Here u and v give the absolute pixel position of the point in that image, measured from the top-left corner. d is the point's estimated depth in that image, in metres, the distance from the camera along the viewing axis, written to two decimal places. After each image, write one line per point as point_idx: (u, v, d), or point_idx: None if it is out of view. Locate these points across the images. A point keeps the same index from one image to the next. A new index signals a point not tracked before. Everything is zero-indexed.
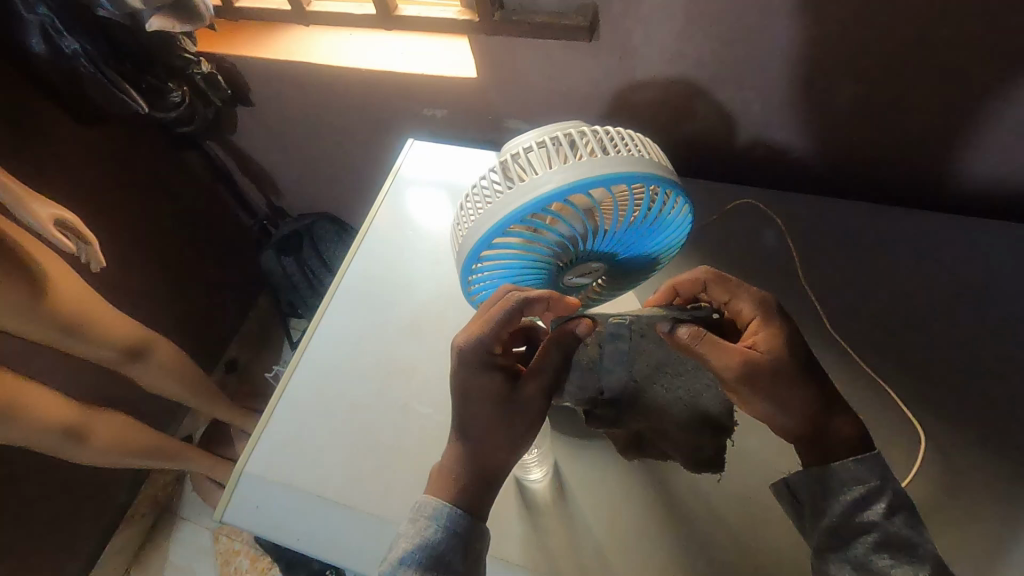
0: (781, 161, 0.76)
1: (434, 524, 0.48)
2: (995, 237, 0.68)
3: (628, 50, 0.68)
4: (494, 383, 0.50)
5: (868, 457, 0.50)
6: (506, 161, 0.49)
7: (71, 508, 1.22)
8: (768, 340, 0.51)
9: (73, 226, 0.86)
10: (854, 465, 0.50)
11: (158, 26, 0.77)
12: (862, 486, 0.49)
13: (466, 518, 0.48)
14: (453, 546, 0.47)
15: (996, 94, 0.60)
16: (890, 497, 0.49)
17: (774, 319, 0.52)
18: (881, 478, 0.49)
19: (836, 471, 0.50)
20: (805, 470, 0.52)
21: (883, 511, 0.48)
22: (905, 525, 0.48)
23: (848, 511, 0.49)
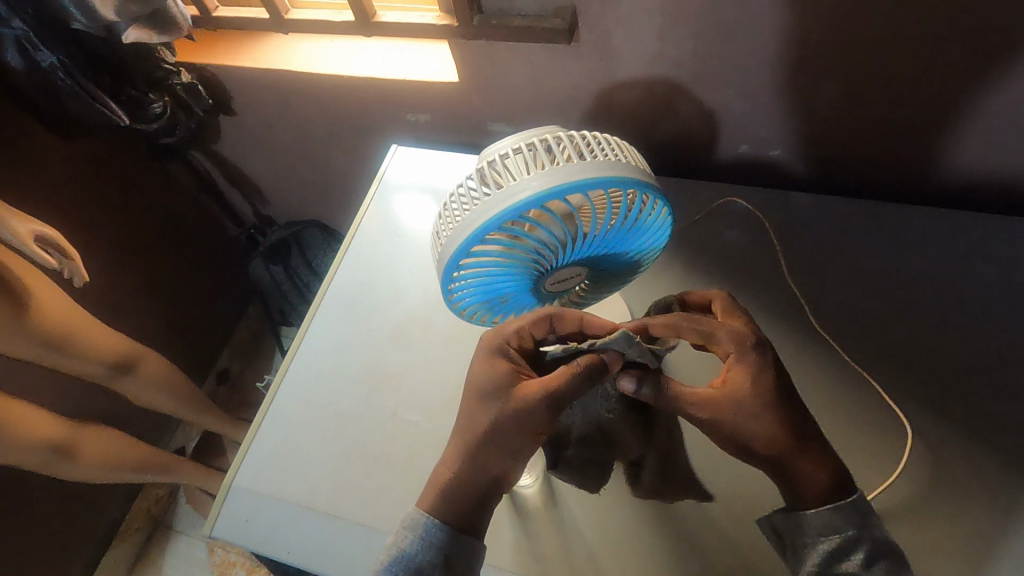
0: (759, 159, 0.78)
1: (410, 533, 0.50)
2: (966, 226, 0.71)
3: (609, 53, 0.69)
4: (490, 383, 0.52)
5: (844, 506, 0.51)
6: (483, 168, 0.47)
7: (63, 527, 1.20)
8: (735, 379, 0.52)
9: (55, 242, 0.85)
10: (829, 513, 0.50)
11: (135, 38, 0.77)
12: (839, 535, 0.50)
13: (443, 528, 0.50)
14: (431, 558, 0.49)
15: (964, 87, 0.62)
16: (869, 545, 0.50)
17: (747, 357, 0.52)
18: (858, 527, 0.50)
19: (809, 519, 0.51)
20: (782, 515, 0.53)
21: (862, 561, 0.49)
22: (887, 572, 0.49)
23: (827, 561, 0.50)
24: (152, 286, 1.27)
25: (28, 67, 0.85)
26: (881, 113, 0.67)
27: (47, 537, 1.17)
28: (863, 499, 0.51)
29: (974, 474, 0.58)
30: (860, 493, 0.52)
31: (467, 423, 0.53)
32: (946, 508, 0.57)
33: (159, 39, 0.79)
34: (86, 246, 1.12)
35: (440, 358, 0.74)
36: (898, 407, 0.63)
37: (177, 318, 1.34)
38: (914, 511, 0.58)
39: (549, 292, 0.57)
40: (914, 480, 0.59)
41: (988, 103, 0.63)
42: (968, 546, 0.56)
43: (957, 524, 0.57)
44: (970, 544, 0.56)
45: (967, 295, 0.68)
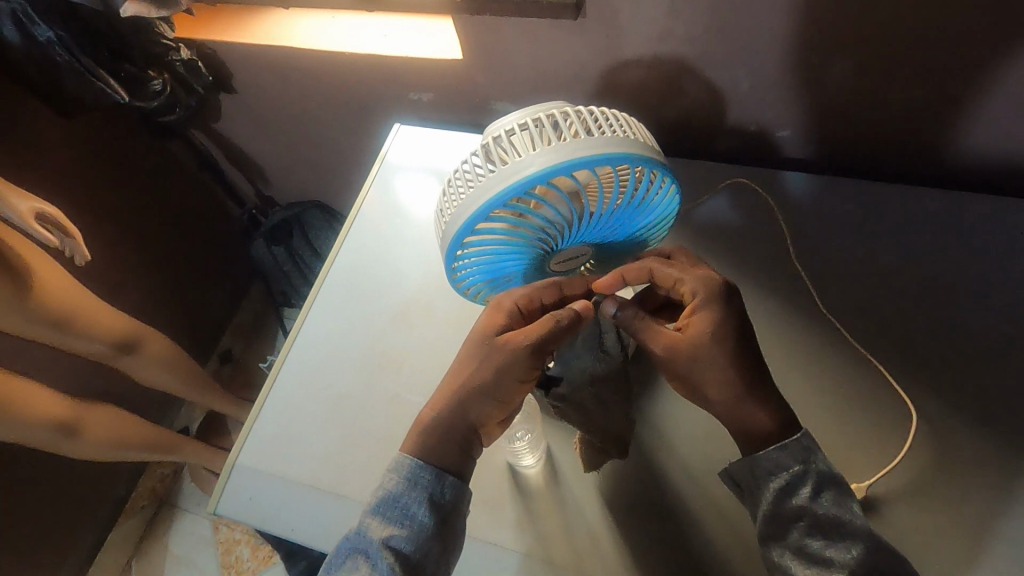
0: (767, 139, 0.77)
1: (397, 475, 0.51)
2: (977, 209, 0.70)
3: (615, 29, 0.68)
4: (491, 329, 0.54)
5: (789, 443, 0.51)
6: (488, 145, 0.47)
7: (70, 503, 1.21)
8: (699, 327, 0.52)
9: (56, 220, 0.84)
10: (776, 452, 0.51)
11: (133, 13, 0.74)
12: (786, 471, 0.50)
13: (429, 469, 0.51)
14: (416, 495, 0.50)
15: (981, 67, 0.60)
16: (816, 478, 0.50)
17: (713, 306, 0.52)
18: (804, 462, 0.50)
19: (761, 460, 0.52)
20: (738, 460, 0.53)
21: (809, 494, 0.50)
22: (833, 503, 0.49)
23: (778, 499, 0.50)
24: (153, 266, 1.26)
25: (25, 41, 0.85)
26: (893, 93, 0.65)
27: (53, 513, 1.18)
28: (806, 435, 0.51)
29: (979, 458, 0.58)
30: (805, 430, 0.52)
31: (469, 405, 0.53)
32: (949, 491, 0.57)
33: (156, 14, 0.76)
34: (86, 224, 1.11)
35: (443, 338, 0.74)
36: (903, 390, 0.62)
37: (180, 298, 1.34)
38: (916, 494, 0.58)
39: (557, 273, 0.57)
40: (918, 463, 0.59)
41: (1005, 83, 0.61)
42: (971, 530, 0.56)
43: (959, 507, 0.57)
44: (972, 529, 0.56)
45: (975, 279, 0.67)
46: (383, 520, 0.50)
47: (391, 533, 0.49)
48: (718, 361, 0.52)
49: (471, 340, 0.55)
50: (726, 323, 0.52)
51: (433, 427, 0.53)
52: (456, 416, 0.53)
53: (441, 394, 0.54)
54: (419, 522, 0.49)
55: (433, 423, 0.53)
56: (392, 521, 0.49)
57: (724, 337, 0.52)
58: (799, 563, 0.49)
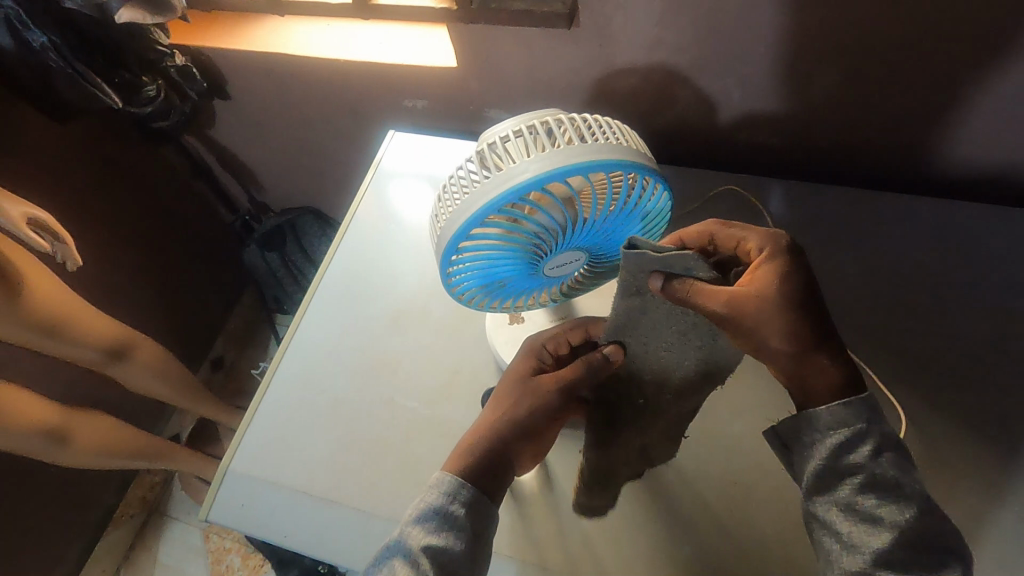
0: (759, 147, 0.78)
1: (437, 490, 0.51)
2: (963, 216, 0.71)
3: (609, 38, 0.68)
4: (517, 379, 0.57)
5: (854, 400, 0.48)
6: (483, 151, 0.47)
7: (59, 512, 1.20)
8: (764, 279, 0.47)
9: (47, 225, 0.84)
10: (839, 408, 0.48)
11: (128, 19, 0.74)
12: (847, 429, 0.48)
13: (468, 487, 0.51)
14: (458, 511, 0.50)
15: (967, 76, 0.61)
16: (876, 439, 0.48)
17: (778, 257, 0.47)
18: (867, 421, 0.48)
19: (819, 415, 0.49)
20: (792, 415, 0.50)
21: (868, 454, 0.47)
22: (893, 465, 0.47)
23: (834, 455, 0.48)
24: (145, 272, 1.26)
25: (18, 45, 0.84)
26: (883, 101, 0.66)
27: (42, 524, 1.16)
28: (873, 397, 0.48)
29: (968, 461, 0.59)
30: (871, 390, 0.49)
31: (499, 440, 0.54)
32: (942, 494, 0.58)
33: (152, 20, 0.75)
34: (77, 230, 1.11)
35: (437, 343, 0.74)
36: (893, 396, 0.63)
37: (172, 305, 1.33)
38: None
39: (549, 279, 0.57)
40: None
41: (990, 92, 0.62)
42: (961, 532, 0.56)
43: (950, 509, 0.57)
44: (963, 531, 0.56)
45: (964, 285, 0.68)
46: (422, 528, 0.49)
47: (430, 541, 0.49)
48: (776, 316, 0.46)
49: (504, 388, 0.57)
50: (792, 278, 0.47)
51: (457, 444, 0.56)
52: (490, 443, 0.54)
53: (484, 424, 0.55)
54: (457, 533, 0.50)
55: (470, 443, 0.54)
56: (433, 531, 0.49)
57: (790, 292, 0.46)
58: (846, 517, 0.48)
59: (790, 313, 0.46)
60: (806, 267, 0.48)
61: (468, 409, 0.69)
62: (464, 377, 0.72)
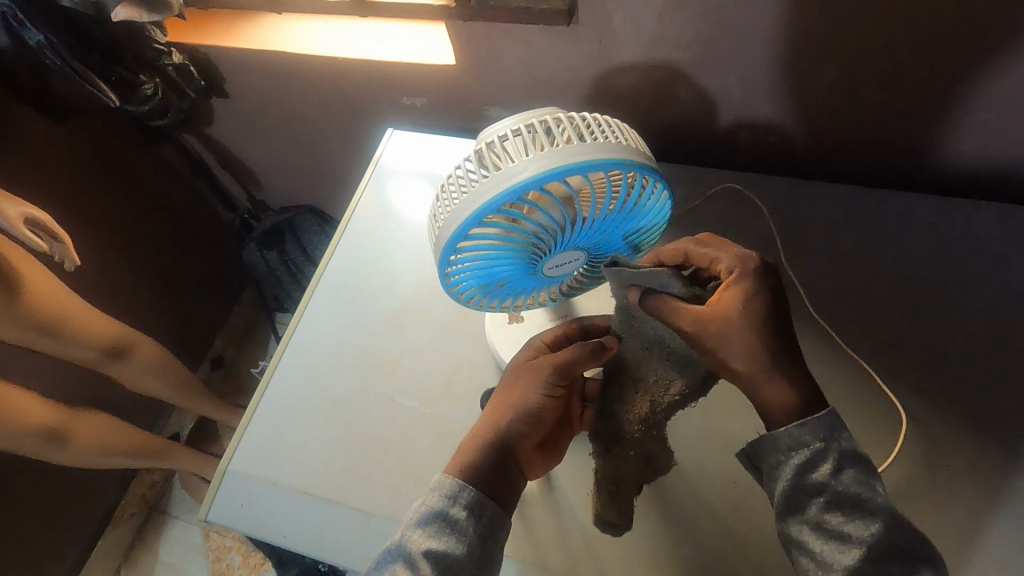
0: (759, 145, 0.78)
1: (438, 493, 0.51)
2: (964, 214, 0.71)
3: (609, 35, 0.68)
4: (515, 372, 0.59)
5: (811, 420, 0.50)
6: (481, 150, 0.47)
7: (60, 511, 1.20)
8: (728, 298, 0.51)
9: (45, 224, 0.84)
10: (797, 430, 0.50)
11: (124, 16, 0.73)
12: (806, 449, 0.49)
13: (467, 488, 0.51)
14: (460, 513, 0.50)
15: (969, 73, 0.61)
16: (836, 456, 0.49)
17: (744, 278, 0.52)
18: (825, 440, 0.49)
19: (779, 438, 0.50)
20: (755, 439, 0.52)
21: (829, 471, 0.48)
22: (854, 480, 0.48)
23: (797, 476, 0.49)
24: (144, 271, 1.26)
25: (14, 43, 0.84)
26: (884, 98, 0.66)
27: (42, 523, 1.16)
28: (830, 414, 0.49)
29: (968, 460, 0.59)
30: (829, 407, 0.50)
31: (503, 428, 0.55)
32: (943, 493, 0.58)
33: (149, 18, 0.75)
34: (75, 229, 1.10)
35: (437, 342, 0.74)
36: (894, 395, 0.63)
37: (171, 304, 1.33)
38: (908, 496, 0.58)
39: (549, 279, 0.56)
40: (910, 467, 0.60)
41: (991, 89, 0.62)
42: (962, 532, 0.56)
43: (949, 509, 0.57)
44: (964, 530, 0.56)
45: (964, 284, 0.68)
46: (424, 532, 0.49)
47: (432, 545, 0.48)
48: (738, 333, 0.51)
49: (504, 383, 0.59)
50: (757, 296, 0.52)
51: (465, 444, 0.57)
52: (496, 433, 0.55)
53: (485, 425, 0.56)
54: (459, 535, 0.49)
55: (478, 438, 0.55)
56: (435, 534, 0.49)
57: (752, 311, 0.51)
58: (817, 536, 0.48)
59: (754, 331, 0.51)
60: (774, 286, 0.53)
61: (467, 409, 0.69)
62: (464, 376, 0.71)
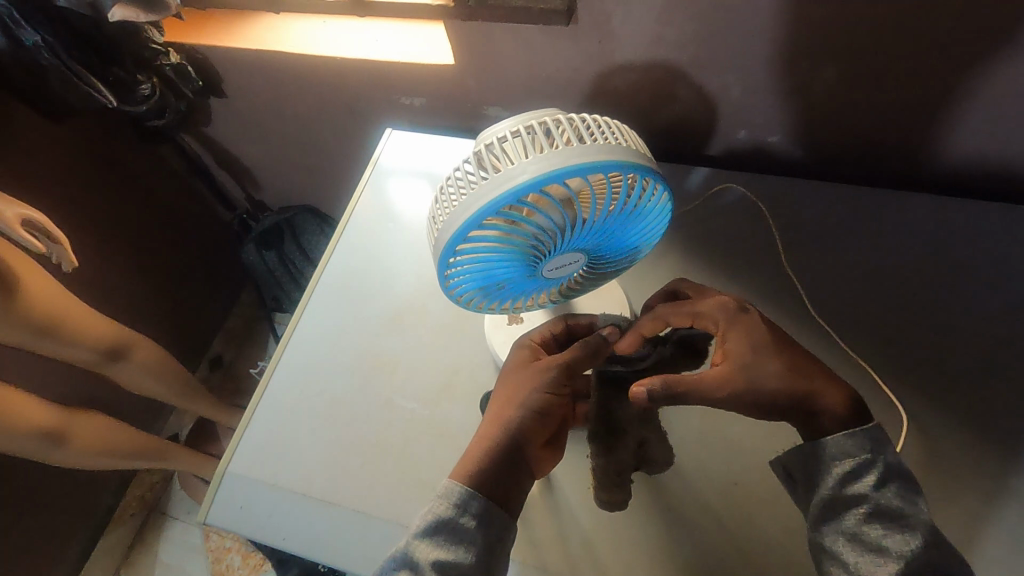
0: (760, 145, 0.77)
1: (447, 502, 0.51)
2: (964, 214, 0.71)
3: (608, 34, 0.68)
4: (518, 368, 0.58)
5: (858, 432, 0.51)
6: (480, 152, 0.46)
7: (59, 513, 1.20)
8: (736, 346, 0.53)
9: (43, 226, 0.83)
10: (844, 439, 0.51)
11: (121, 17, 0.73)
12: (852, 459, 0.50)
13: (477, 498, 0.50)
14: (468, 524, 0.50)
15: (970, 72, 0.61)
16: (882, 469, 0.49)
17: (736, 322, 0.54)
18: (872, 452, 0.50)
19: (826, 446, 0.51)
20: (799, 447, 0.53)
21: (873, 483, 0.49)
22: (896, 495, 0.49)
23: (840, 484, 0.50)
24: (142, 271, 1.25)
25: (10, 44, 0.83)
26: (884, 98, 0.66)
27: (41, 524, 1.16)
28: (877, 428, 0.50)
29: (970, 461, 0.59)
30: (875, 423, 0.51)
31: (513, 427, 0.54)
32: (943, 494, 0.58)
33: (146, 18, 0.74)
34: (72, 230, 1.10)
35: (437, 343, 0.74)
36: (895, 396, 0.63)
37: (169, 304, 1.33)
38: None
39: (548, 281, 0.56)
40: (911, 468, 0.59)
41: (992, 88, 0.62)
42: (964, 533, 0.56)
43: (949, 510, 0.57)
44: (965, 532, 0.56)
45: (966, 284, 0.67)
46: (431, 543, 0.49)
47: (439, 556, 0.48)
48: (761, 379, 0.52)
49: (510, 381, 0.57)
50: (757, 334, 0.54)
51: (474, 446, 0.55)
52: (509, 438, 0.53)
53: (490, 428, 0.55)
54: (467, 547, 0.49)
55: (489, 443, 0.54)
56: (441, 546, 0.49)
57: (761, 351, 0.53)
58: (853, 547, 0.48)
59: (772, 367, 0.52)
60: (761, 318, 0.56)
61: (467, 411, 0.69)
62: (464, 377, 0.71)
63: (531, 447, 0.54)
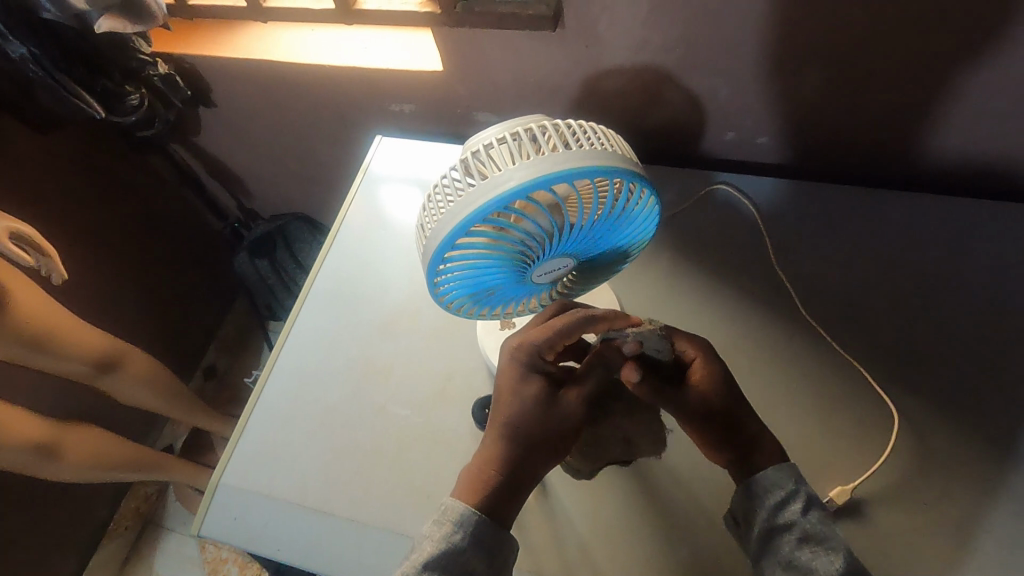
0: (748, 147, 0.78)
1: (460, 529, 0.48)
2: (951, 212, 0.71)
3: (595, 39, 0.68)
4: (539, 388, 0.52)
5: (783, 464, 0.52)
6: (467, 159, 0.46)
7: (53, 527, 1.19)
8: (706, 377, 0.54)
9: (32, 239, 0.83)
10: (772, 472, 0.51)
11: (108, 27, 0.73)
12: (781, 489, 0.51)
13: (489, 524, 0.49)
14: (479, 554, 0.48)
15: (953, 71, 0.61)
16: (806, 497, 0.50)
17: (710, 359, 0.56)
18: (797, 482, 0.51)
19: (756, 480, 0.52)
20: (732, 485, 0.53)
21: (800, 509, 0.50)
22: (821, 521, 0.49)
23: (771, 514, 0.50)
24: (134, 282, 1.25)
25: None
26: (869, 98, 0.66)
27: (35, 539, 1.15)
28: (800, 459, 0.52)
29: (961, 458, 0.59)
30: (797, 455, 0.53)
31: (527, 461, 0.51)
32: (935, 493, 0.58)
33: (133, 29, 0.75)
34: (63, 242, 1.10)
35: (429, 350, 0.74)
36: (886, 395, 0.63)
37: (161, 315, 1.32)
38: (901, 495, 0.58)
39: (537, 286, 0.56)
40: (903, 467, 0.60)
41: (975, 87, 0.62)
42: (956, 530, 0.56)
43: (941, 507, 0.57)
44: (958, 530, 0.56)
45: (954, 282, 0.68)
46: (439, 574, 0.46)
47: None
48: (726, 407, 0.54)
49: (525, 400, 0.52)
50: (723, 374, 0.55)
51: (481, 468, 0.51)
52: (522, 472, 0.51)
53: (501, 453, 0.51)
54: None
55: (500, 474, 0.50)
56: None
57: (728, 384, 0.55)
58: None
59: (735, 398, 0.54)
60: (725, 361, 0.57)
61: (460, 418, 0.69)
62: (457, 383, 0.71)
63: (541, 464, 0.51)
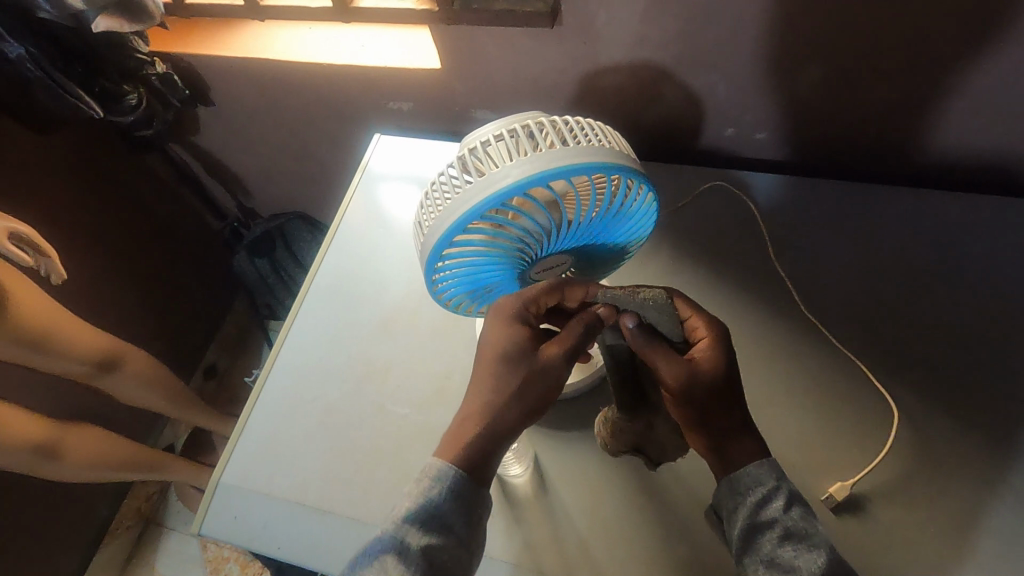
0: (747, 143, 0.78)
1: (438, 484, 0.46)
2: (950, 207, 0.71)
3: (593, 36, 0.68)
4: (523, 344, 0.50)
5: (766, 460, 0.51)
6: (464, 156, 0.46)
7: (55, 527, 1.19)
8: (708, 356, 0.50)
9: (32, 240, 0.83)
10: (755, 467, 0.50)
11: (105, 27, 0.73)
12: (763, 486, 0.50)
13: (467, 480, 0.47)
14: (457, 508, 0.46)
15: (952, 66, 0.61)
16: (789, 494, 0.49)
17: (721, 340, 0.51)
18: (779, 479, 0.50)
19: (739, 476, 0.50)
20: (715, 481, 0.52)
21: (782, 507, 0.48)
22: (804, 518, 0.48)
23: (753, 511, 0.49)
24: (134, 282, 1.25)
25: None
26: (868, 93, 0.66)
27: (38, 539, 1.16)
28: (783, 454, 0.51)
29: (960, 453, 0.59)
30: None
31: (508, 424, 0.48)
32: (935, 488, 0.58)
33: (131, 29, 0.74)
34: (62, 243, 1.10)
35: (428, 348, 0.74)
36: (885, 390, 0.63)
37: (161, 315, 1.32)
38: (901, 490, 0.58)
39: None
40: (902, 463, 0.60)
41: (974, 82, 0.62)
42: (956, 526, 0.56)
43: (942, 502, 0.57)
44: (958, 525, 0.56)
45: (954, 277, 0.68)
46: (420, 529, 0.45)
47: (427, 543, 0.45)
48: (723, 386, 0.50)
49: (507, 355, 0.49)
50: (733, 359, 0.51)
51: (461, 428, 0.48)
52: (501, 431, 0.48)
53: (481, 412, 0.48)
54: (452, 533, 0.46)
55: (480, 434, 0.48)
56: (428, 532, 0.45)
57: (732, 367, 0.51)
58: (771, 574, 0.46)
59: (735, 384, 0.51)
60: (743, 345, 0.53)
61: None
62: (456, 381, 0.71)
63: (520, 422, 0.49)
